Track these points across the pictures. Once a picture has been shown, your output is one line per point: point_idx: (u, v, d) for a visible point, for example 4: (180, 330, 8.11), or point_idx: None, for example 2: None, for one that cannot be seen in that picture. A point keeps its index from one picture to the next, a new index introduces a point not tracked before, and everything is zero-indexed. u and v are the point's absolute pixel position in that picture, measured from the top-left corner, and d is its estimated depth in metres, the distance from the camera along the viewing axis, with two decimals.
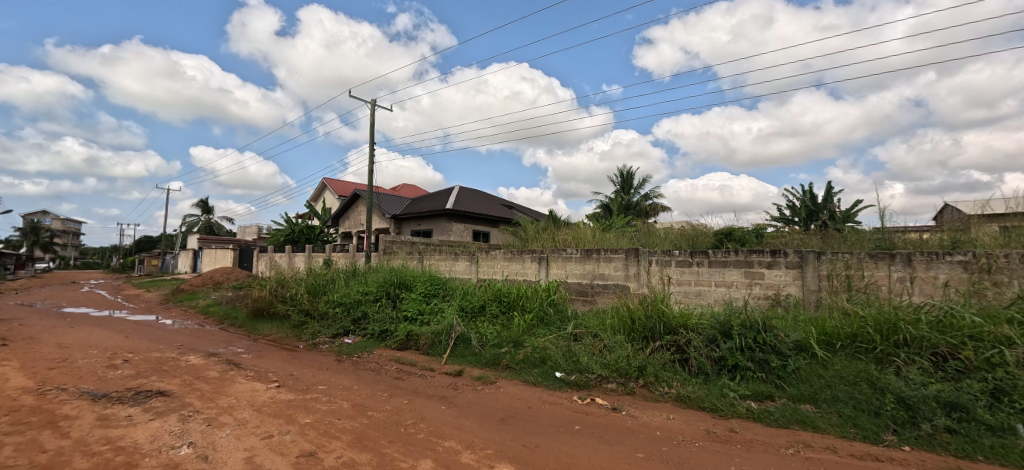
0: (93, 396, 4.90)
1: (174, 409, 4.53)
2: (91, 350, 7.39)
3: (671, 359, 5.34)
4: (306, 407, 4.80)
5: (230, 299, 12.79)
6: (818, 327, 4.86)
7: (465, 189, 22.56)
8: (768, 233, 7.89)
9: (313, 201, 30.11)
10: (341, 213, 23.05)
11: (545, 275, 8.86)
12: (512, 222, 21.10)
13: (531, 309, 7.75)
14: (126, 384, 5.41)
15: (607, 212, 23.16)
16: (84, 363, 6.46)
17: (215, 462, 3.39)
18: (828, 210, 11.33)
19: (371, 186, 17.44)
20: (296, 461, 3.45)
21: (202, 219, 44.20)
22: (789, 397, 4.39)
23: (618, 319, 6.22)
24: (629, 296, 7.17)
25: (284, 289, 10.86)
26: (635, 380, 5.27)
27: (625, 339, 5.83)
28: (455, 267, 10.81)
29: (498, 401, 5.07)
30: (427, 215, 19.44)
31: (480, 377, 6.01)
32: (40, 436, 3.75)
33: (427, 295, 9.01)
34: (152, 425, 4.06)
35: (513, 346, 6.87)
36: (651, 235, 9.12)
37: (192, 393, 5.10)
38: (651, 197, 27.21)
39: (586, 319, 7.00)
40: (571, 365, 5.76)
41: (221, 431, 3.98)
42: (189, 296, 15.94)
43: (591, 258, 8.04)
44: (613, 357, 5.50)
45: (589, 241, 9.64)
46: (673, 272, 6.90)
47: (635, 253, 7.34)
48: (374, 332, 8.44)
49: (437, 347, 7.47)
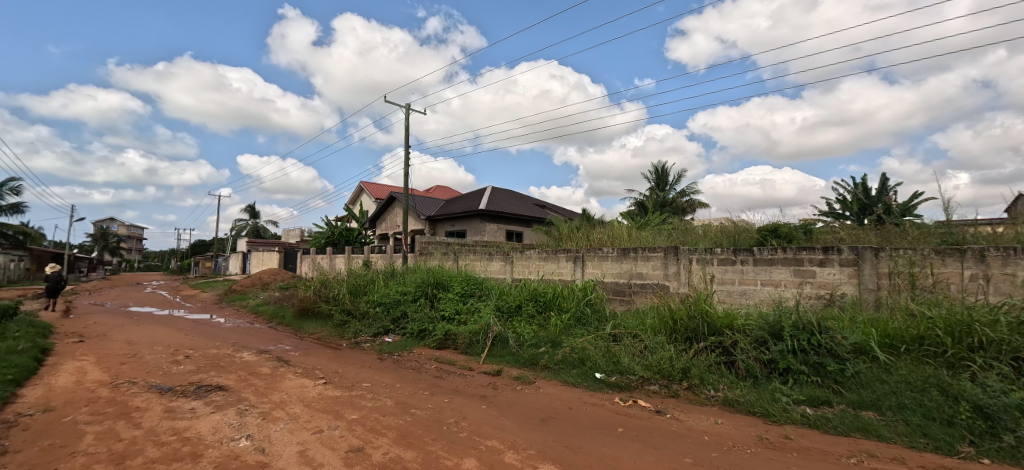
0: (161, 389, 5.26)
1: (232, 403, 4.80)
2: (156, 346, 7.93)
3: (716, 361, 5.17)
4: (352, 403, 4.96)
5: (277, 299, 13.39)
6: (880, 328, 4.58)
7: (497, 189, 22.76)
8: (818, 230, 7.52)
9: (351, 203, 31.11)
10: (378, 215, 23.71)
11: (581, 275, 8.77)
12: (545, 222, 21.07)
13: (568, 309, 7.70)
14: (188, 378, 5.77)
15: (641, 210, 22.73)
16: (151, 359, 6.94)
17: (271, 455, 3.55)
18: (883, 204, 10.66)
19: (406, 189, 17.78)
20: (346, 455, 3.57)
21: (249, 223, 46.45)
22: (848, 403, 4.15)
23: (658, 319, 6.09)
24: (670, 296, 6.98)
25: (326, 289, 11.25)
26: (678, 382, 5.13)
27: (666, 340, 5.71)
28: (490, 267, 10.88)
29: (537, 401, 5.07)
30: (461, 216, 19.68)
31: (519, 377, 6.01)
32: (116, 426, 4.06)
33: (464, 295, 9.11)
34: (213, 418, 4.31)
35: (551, 346, 6.86)
36: (689, 232, 8.87)
37: (247, 388, 5.38)
38: (687, 194, 26.41)
39: (624, 319, 6.90)
40: (612, 366, 5.68)
41: (275, 425, 4.17)
42: (240, 295, 16.83)
43: (628, 257, 7.89)
44: (656, 358, 5.39)
45: (624, 241, 9.46)
46: (716, 270, 6.66)
47: (674, 252, 7.13)
48: (413, 332, 8.60)
49: (474, 346, 7.54)
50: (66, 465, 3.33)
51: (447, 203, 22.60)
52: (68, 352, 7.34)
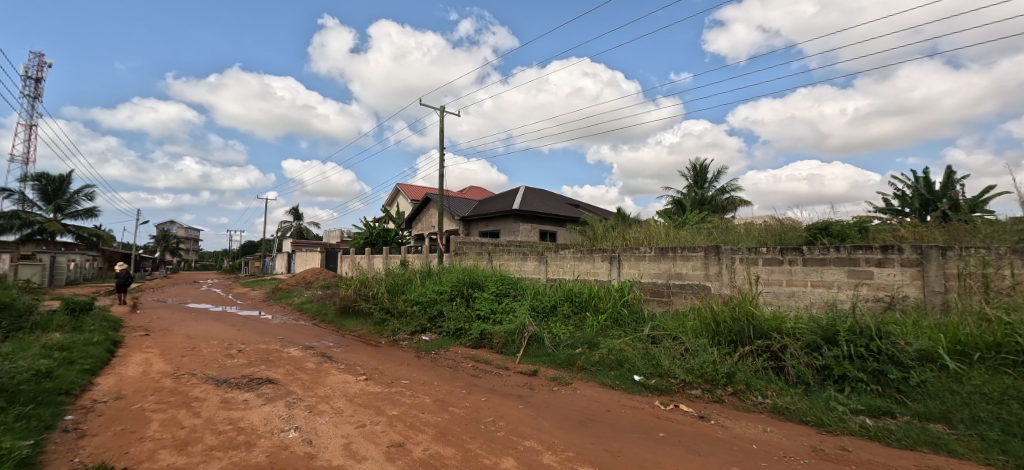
0: (217, 380, 5.57)
1: (281, 395, 5.02)
2: (213, 341, 8.41)
3: (764, 366, 4.96)
4: (392, 400, 5.07)
5: (320, 297, 13.90)
6: (949, 334, 4.25)
7: (530, 189, 22.76)
8: (873, 228, 7.06)
9: (389, 205, 31.94)
10: (414, 215, 24.18)
11: (617, 275, 8.60)
12: (579, 221, 20.86)
13: (605, 309, 7.59)
14: (241, 371, 6.08)
15: (679, 209, 22.12)
16: (207, 352, 7.37)
17: (318, 447, 3.67)
18: (948, 199, 9.89)
19: (441, 191, 18.07)
20: (388, 450, 3.65)
21: (293, 224, 48.53)
22: (914, 414, 3.87)
23: (700, 321, 5.90)
24: (711, 297, 6.75)
25: (366, 288, 11.57)
26: (723, 387, 4.94)
27: (709, 343, 5.52)
28: (524, 266, 10.86)
29: (574, 402, 5.01)
30: (495, 216, 19.78)
31: (555, 378, 5.97)
32: (178, 414, 4.32)
33: (499, 294, 9.15)
34: (264, 409, 4.51)
35: (588, 347, 6.77)
36: (730, 231, 8.56)
37: (295, 382, 5.61)
38: (728, 191, 25.44)
39: (663, 320, 6.72)
40: (651, 368, 5.54)
41: (321, 418, 4.32)
42: (287, 293, 17.60)
43: (666, 256, 7.68)
44: (698, 361, 5.22)
45: (662, 240, 9.22)
46: (761, 270, 6.38)
47: (716, 251, 6.87)
48: (450, 331, 8.71)
49: (510, 346, 7.55)
50: (136, 449, 3.57)
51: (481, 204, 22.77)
52: (135, 344, 7.90)
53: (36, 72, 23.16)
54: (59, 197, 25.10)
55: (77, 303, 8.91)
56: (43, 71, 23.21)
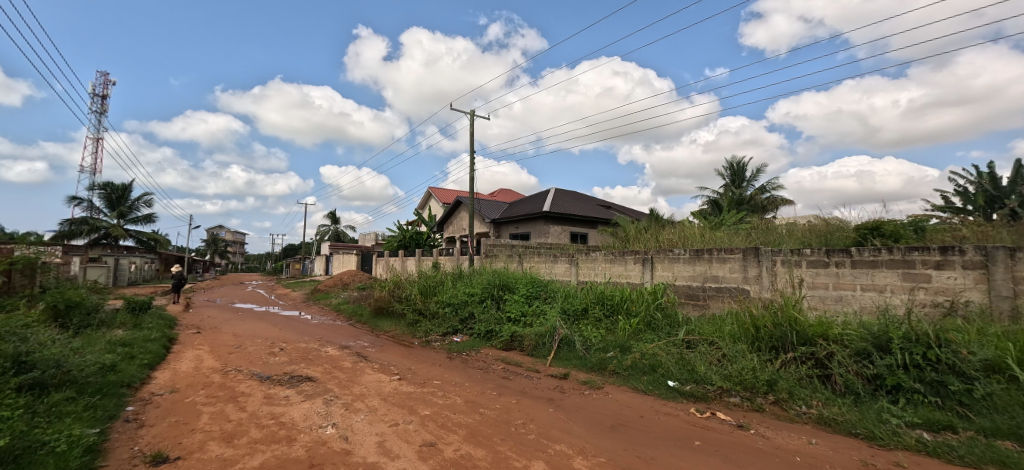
0: (261, 377, 5.81)
1: (320, 393, 5.18)
2: (257, 339, 8.79)
3: (809, 374, 4.73)
4: (424, 400, 5.13)
5: (356, 298, 14.29)
6: (1019, 344, 3.93)
7: (561, 191, 22.65)
8: (931, 227, 6.59)
9: (421, 208, 32.49)
10: (446, 218, 24.51)
11: (650, 278, 8.42)
12: (611, 223, 20.58)
13: (637, 313, 7.44)
14: (283, 368, 6.33)
15: (716, 209, 21.46)
16: (252, 349, 7.71)
17: (354, 443, 3.76)
18: (1018, 196, 9.14)
19: (472, 194, 18.21)
20: (420, 449, 3.69)
21: (331, 228, 50.15)
22: (978, 430, 3.59)
23: (738, 326, 5.69)
24: (750, 301, 6.50)
25: (399, 290, 11.80)
26: (763, 395, 4.74)
27: (748, 349, 5.31)
28: (555, 269, 10.79)
29: (606, 407, 4.93)
30: (525, 218, 19.77)
31: (587, 381, 5.89)
32: (225, 408, 4.53)
33: (529, 297, 9.13)
34: (304, 405, 4.67)
35: (620, 351, 6.65)
36: (771, 232, 8.21)
37: (332, 380, 5.78)
38: (768, 190, 24.51)
39: (699, 324, 6.52)
40: (686, 374, 5.38)
41: (357, 416, 4.43)
42: (324, 294, 18.20)
43: (702, 259, 7.46)
44: (736, 368, 5.04)
45: (697, 241, 8.96)
46: (805, 273, 6.08)
47: (755, 253, 6.61)
48: (481, 332, 8.76)
49: (540, 349, 7.52)
50: (188, 440, 3.76)
51: (511, 206, 22.81)
52: (188, 341, 8.36)
53: (103, 89, 24.98)
54: (121, 204, 26.89)
55: (137, 302, 9.51)
56: (108, 87, 24.98)
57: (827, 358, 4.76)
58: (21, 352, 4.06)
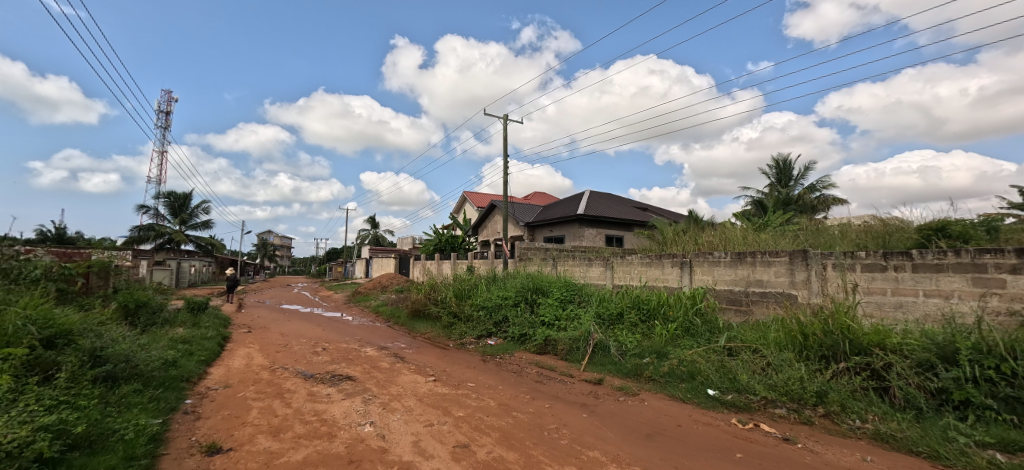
0: (305, 375, 6.07)
1: (359, 391, 5.36)
2: (302, 338, 9.20)
3: (863, 386, 4.48)
4: (459, 401, 5.21)
5: (394, 300, 14.66)
6: None
7: (596, 194, 22.46)
8: (1005, 228, 6.04)
9: (456, 213, 32.97)
10: (481, 221, 24.76)
11: (689, 282, 8.20)
12: (647, 225, 20.17)
13: (675, 318, 7.25)
14: (325, 367, 6.59)
15: (760, 210, 20.62)
16: (297, 348, 8.07)
17: (390, 442, 3.87)
18: None
19: (507, 198, 18.32)
20: (453, 450, 3.76)
21: (370, 232, 51.69)
22: None
23: (784, 333, 5.46)
24: (798, 307, 6.22)
25: (435, 293, 12.02)
26: (812, 407, 4.53)
27: (795, 358, 5.09)
28: (589, 272, 10.68)
29: (642, 415, 4.83)
30: (559, 221, 19.69)
31: (621, 388, 5.79)
32: (272, 404, 4.77)
33: (564, 301, 9.09)
34: (344, 403, 4.84)
35: (656, 357, 6.51)
36: (821, 234, 7.82)
37: (370, 379, 5.96)
38: (818, 190, 23.31)
39: (741, 331, 6.28)
40: (727, 383, 5.21)
41: (393, 415, 4.55)
42: (364, 297, 18.78)
43: (744, 262, 7.20)
44: (781, 377, 4.84)
45: (739, 244, 8.64)
46: (860, 278, 5.75)
47: (803, 256, 6.31)
48: (515, 336, 8.79)
49: (574, 353, 7.46)
50: (239, 433, 3.99)
51: (546, 209, 22.77)
52: (240, 339, 8.85)
53: (166, 105, 26.93)
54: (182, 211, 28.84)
55: (196, 302, 10.15)
56: (172, 104, 26.90)
57: (885, 369, 4.49)
58: (97, 347, 4.36)
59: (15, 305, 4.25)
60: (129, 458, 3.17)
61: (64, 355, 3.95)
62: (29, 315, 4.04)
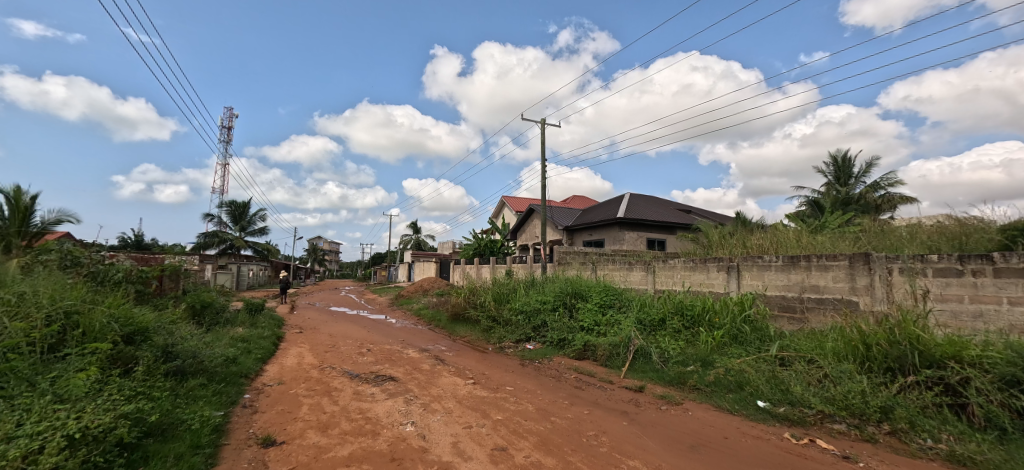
0: (351, 375, 6.34)
1: (401, 392, 5.54)
2: (348, 339, 9.60)
3: (936, 402, 4.20)
4: (497, 405, 5.27)
5: (435, 304, 14.98)
6: None
7: (637, 196, 22.05)
8: None
9: (495, 217, 33.27)
10: (520, 225, 24.85)
11: (736, 287, 7.91)
12: (691, 229, 19.58)
13: (721, 325, 7.01)
14: (370, 368, 6.85)
15: (816, 210, 19.49)
16: (344, 349, 8.43)
17: (430, 442, 3.98)
18: None
19: (547, 203, 18.36)
20: (491, 453, 3.82)
21: (412, 237, 53.07)
22: None
23: (843, 343, 5.18)
24: (860, 315, 5.87)
25: (475, 296, 12.20)
26: (876, 424, 4.28)
27: (856, 369, 4.82)
28: (630, 277, 10.51)
29: (687, 425, 4.70)
30: (599, 225, 19.47)
31: (664, 396, 5.67)
32: (321, 401, 5.02)
33: (603, 306, 8.99)
34: (387, 403, 5.02)
35: (701, 365, 6.32)
36: (886, 236, 7.33)
37: (412, 381, 6.14)
38: (882, 188, 21.80)
39: (795, 339, 5.99)
40: (779, 394, 4.99)
41: (433, 416, 4.67)
42: (407, 300, 19.31)
43: (798, 266, 6.87)
44: (840, 390, 4.60)
45: (792, 247, 8.24)
46: (932, 284, 5.35)
47: (866, 260, 5.95)
48: (554, 341, 8.77)
49: (615, 359, 7.35)
50: (291, 427, 4.23)
51: (585, 213, 22.57)
52: (293, 339, 9.36)
53: (227, 120, 28.88)
54: (241, 219, 30.80)
55: (253, 304, 10.82)
56: (233, 120, 28.81)
57: (962, 385, 4.19)
58: (169, 344, 4.76)
59: (102, 304, 4.71)
60: (195, 446, 3.45)
61: (141, 350, 4.33)
62: (114, 313, 4.48)
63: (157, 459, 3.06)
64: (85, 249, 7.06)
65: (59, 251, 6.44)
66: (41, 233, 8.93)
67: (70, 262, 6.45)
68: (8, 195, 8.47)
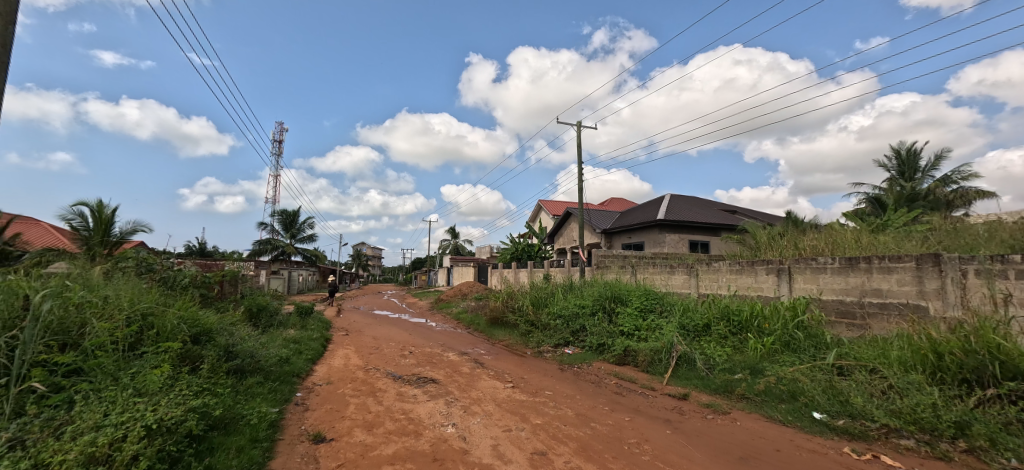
0: (394, 376, 6.55)
1: (442, 394, 5.68)
2: (392, 342, 9.90)
3: (1020, 418, 3.87)
4: (536, 409, 5.31)
5: (474, 308, 15.19)
6: None
7: (678, 197, 21.50)
8: None
9: (532, 222, 33.32)
10: (557, 229, 24.75)
11: (787, 291, 7.57)
12: (737, 230, 18.86)
13: (771, 332, 6.72)
14: (412, 370, 7.05)
15: (878, 208, 18.27)
16: (388, 351, 8.70)
17: (471, 444, 4.06)
18: None
19: (585, 206, 18.18)
20: (531, 457, 3.85)
21: (451, 242, 53.96)
22: None
23: (911, 352, 4.85)
24: (930, 322, 5.49)
25: (513, 301, 12.27)
26: (949, 440, 3.98)
27: (926, 380, 4.51)
28: (672, 281, 10.25)
29: (736, 436, 4.54)
30: (638, 228, 19.11)
31: (709, 405, 5.50)
32: (367, 401, 5.23)
33: (644, 310, 8.84)
34: (429, 405, 5.17)
35: (749, 373, 6.10)
36: (958, 236, 6.79)
37: (453, 383, 6.27)
38: (954, 183, 20.15)
39: (854, 347, 5.67)
40: (838, 406, 4.73)
41: (474, 418, 4.77)
42: (446, 304, 19.67)
43: (857, 269, 6.50)
44: (907, 403, 4.32)
45: (849, 248, 7.79)
46: (1014, 287, 4.92)
47: (937, 262, 5.55)
48: (593, 345, 8.69)
49: (657, 365, 7.19)
50: (339, 425, 4.44)
51: (624, 215, 22.21)
52: (340, 341, 9.77)
53: (279, 134, 30.59)
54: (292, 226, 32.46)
55: (304, 307, 11.38)
56: (283, 134, 30.40)
57: None
58: (230, 344, 5.12)
59: (173, 307, 5.13)
60: (254, 439, 3.69)
61: (206, 350, 4.68)
62: (183, 315, 4.87)
63: (221, 450, 3.30)
64: (158, 256, 7.69)
65: (136, 259, 7.06)
66: (119, 242, 9.77)
67: (145, 268, 7.05)
68: (92, 208, 9.33)
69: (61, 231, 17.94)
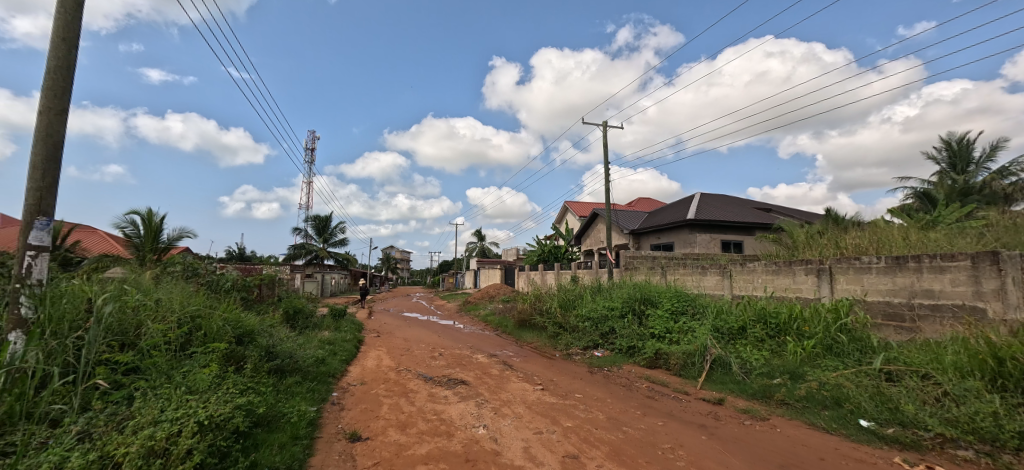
0: (425, 377, 6.64)
1: (473, 395, 5.73)
2: (422, 344, 10.04)
3: None
4: (567, 411, 5.28)
5: (501, 310, 15.24)
6: None
7: (708, 196, 20.99)
8: None
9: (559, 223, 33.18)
10: (584, 231, 24.56)
11: (828, 292, 7.27)
12: (772, 229, 18.24)
13: (812, 335, 6.47)
14: (442, 371, 7.13)
15: (926, 203, 17.30)
16: (418, 353, 8.83)
17: (502, 446, 4.08)
18: None
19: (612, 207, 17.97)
20: (563, 460, 3.83)
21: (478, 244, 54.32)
22: None
23: (968, 357, 4.57)
24: (988, 325, 5.17)
25: (540, 303, 12.24)
26: (1012, 451, 3.72)
27: (984, 387, 4.24)
28: (704, 282, 10.01)
29: (776, 443, 4.39)
30: (668, 228, 18.74)
31: (747, 410, 5.34)
32: (399, 402, 5.33)
33: (675, 312, 8.67)
34: (460, 406, 5.22)
35: (789, 378, 5.88)
36: (1017, 233, 6.37)
37: (483, 385, 6.31)
38: (1012, 175, 18.89)
39: (904, 352, 5.39)
40: (886, 413, 4.51)
41: (504, 420, 4.79)
42: (474, 306, 19.80)
43: (904, 269, 6.18)
44: (964, 411, 4.08)
45: (895, 246, 7.42)
46: None
47: (995, 262, 5.22)
48: (623, 348, 8.58)
49: (689, 369, 7.03)
50: (374, 425, 4.54)
51: (652, 215, 21.84)
52: (372, 343, 9.99)
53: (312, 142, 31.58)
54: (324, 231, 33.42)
55: (337, 310, 11.70)
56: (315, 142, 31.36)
57: None
58: (271, 346, 5.33)
59: (218, 309, 5.38)
60: (295, 437, 3.82)
61: (249, 350, 4.89)
62: (228, 317, 5.10)
63: (265, 446, 3.44)
64: (202, 261, 8.07)
65: (183, 263, 7.43)
66: (167, 248, 10.29)
67: (192, 272, 7.42)
68: (143, 216, 9.87)
69: (114, 238, 19.05)
